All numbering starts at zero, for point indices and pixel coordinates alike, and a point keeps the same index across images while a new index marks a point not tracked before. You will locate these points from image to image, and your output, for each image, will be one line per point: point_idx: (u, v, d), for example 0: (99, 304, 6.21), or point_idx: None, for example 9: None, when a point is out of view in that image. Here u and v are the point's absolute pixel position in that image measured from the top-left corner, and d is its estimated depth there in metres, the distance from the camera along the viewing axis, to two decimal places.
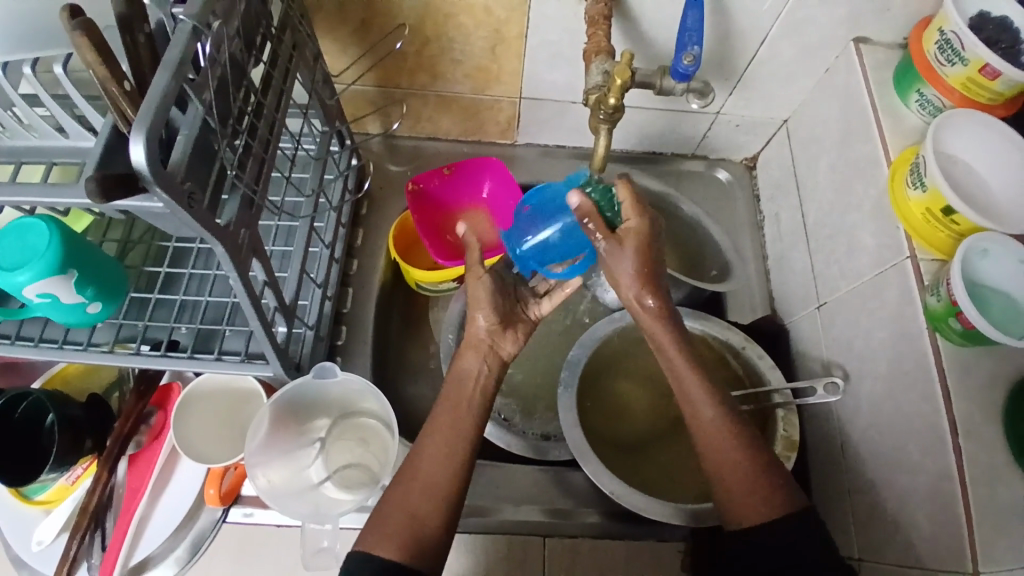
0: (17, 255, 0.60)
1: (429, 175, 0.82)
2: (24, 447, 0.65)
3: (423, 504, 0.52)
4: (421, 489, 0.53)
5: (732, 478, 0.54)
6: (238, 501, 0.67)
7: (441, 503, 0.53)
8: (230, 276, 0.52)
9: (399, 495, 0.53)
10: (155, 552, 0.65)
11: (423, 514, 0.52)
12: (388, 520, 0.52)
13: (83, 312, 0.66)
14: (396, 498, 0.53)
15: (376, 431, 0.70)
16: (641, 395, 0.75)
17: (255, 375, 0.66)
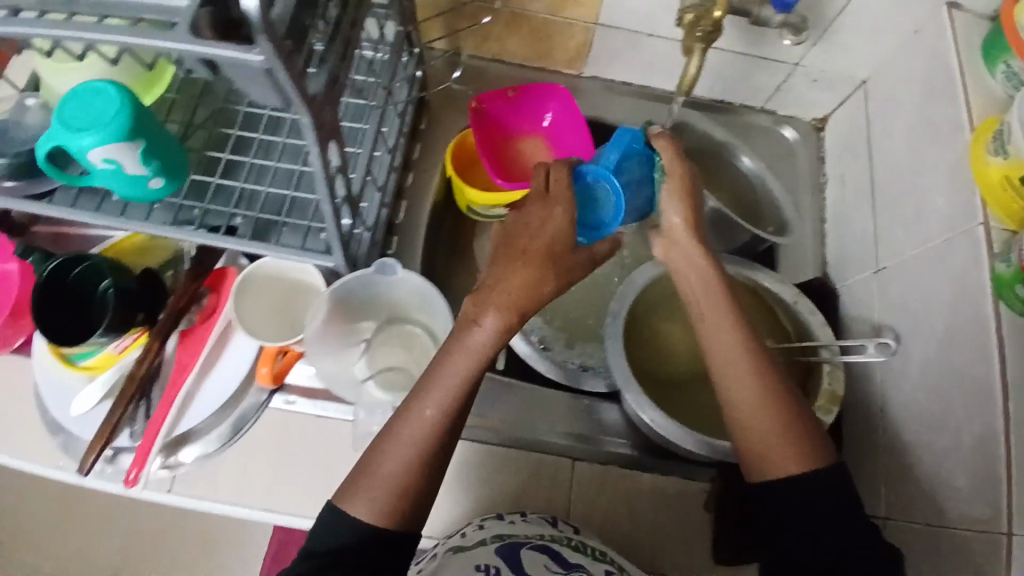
0: (85, 117, 0.60)
1: (493, 95, 0.79)
2: (73, 311, 0.65)
3: (410, 467, 0.53)
4: (411, 446, 0.53)
5: (764, 445, 0.55)
6: (282, 389, 0.69)
7: (423, 472, 0.53)
8: (313, 154, 0.52)
9: (391, 454, 0.53)
10: (198, 427, 0.66)
11: (405, 481, 0.53)
12: (373, 481, 0.53)
13: (145, 187, 0.67)
14: (386, 456, 0.53)
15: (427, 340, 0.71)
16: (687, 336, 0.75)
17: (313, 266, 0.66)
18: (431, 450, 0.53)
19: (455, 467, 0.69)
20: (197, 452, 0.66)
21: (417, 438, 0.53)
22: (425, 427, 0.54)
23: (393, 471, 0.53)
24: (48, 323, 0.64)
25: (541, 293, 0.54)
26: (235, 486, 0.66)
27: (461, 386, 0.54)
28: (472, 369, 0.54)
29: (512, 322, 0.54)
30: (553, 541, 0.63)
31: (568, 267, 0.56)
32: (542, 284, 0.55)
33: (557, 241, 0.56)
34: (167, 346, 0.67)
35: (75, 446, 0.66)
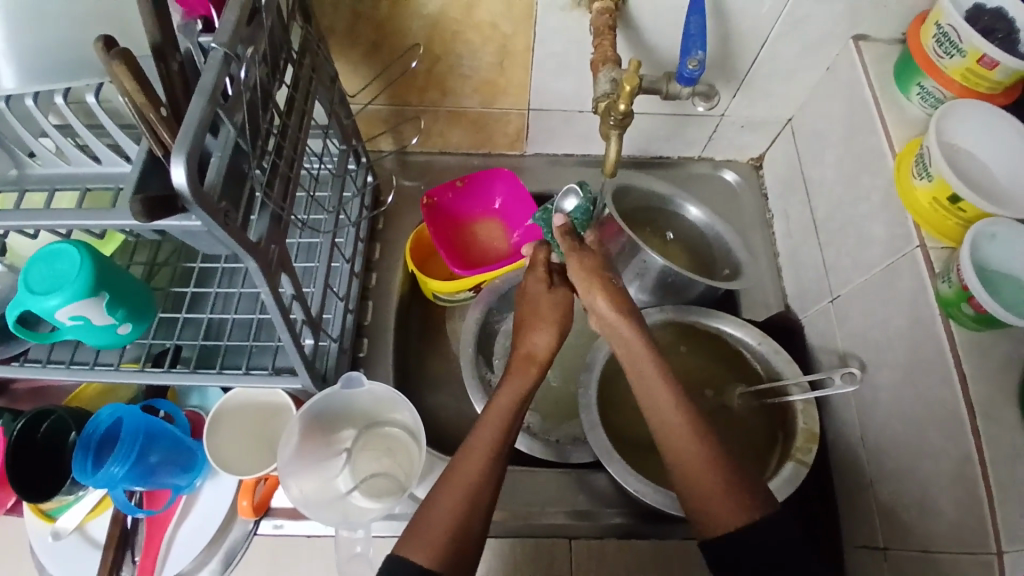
0: (47, 281, 0.61)
1: (442, 188, 0.83)
2: (42, 469, 0.64)
3: (455, 520, 0.51)
4: (457, 504, 0.52)
5: (687, 470, 0.53)
6: (268, 514, 0.69)
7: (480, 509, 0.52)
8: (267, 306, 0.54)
9: (440, 507, 0.52)
10: (185, 569, 0.65)
11: (471, 516, 0.52)
12: (427, 528, 0.51)
13: (113, 333, 0.68)
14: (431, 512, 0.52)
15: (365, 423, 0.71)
16: None
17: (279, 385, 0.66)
18: (477, 500, 0.52)
19: None
20: None
21: (441, 527, 0.51)
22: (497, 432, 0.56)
23: (441, 533, 0.51)
24: (23, 485, 0.62)
25: (564, 319, 0.65)
26: None
27: (505, 430, 0.56)
28: (488, 462, 0.54)
29: (506, 412, 0.57)
30: None
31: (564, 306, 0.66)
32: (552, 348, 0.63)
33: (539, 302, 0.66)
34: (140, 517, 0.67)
35: None
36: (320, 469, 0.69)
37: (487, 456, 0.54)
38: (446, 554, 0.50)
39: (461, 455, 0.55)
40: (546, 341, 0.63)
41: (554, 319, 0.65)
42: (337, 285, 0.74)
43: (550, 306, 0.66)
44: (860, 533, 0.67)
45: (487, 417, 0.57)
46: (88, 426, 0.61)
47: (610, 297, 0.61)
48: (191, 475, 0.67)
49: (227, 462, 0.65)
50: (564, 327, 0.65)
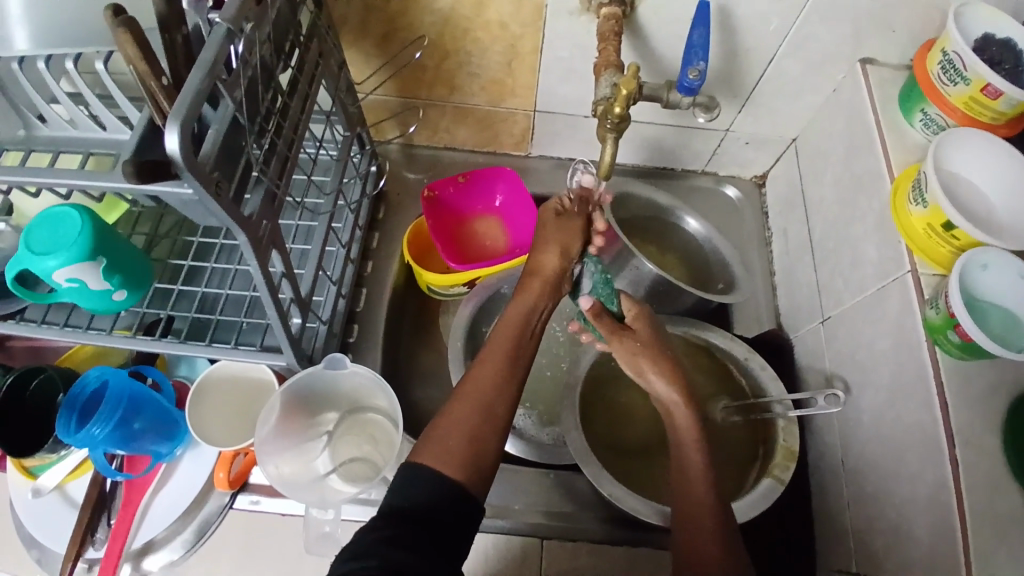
0: (48, 242, 0.63)
1: (444, 183, 0.84)
2: (24, 425, 0.66)
3: (470, 428, 0.55)
4: (476, 408, 0.56)
5: (687, 509, 0.58)
6: (246, 488, 0.69)
7: (487, 434, 0.55)
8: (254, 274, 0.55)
9: (455, 413, 0.56)
10: (158, 536, 0.66)
11: (475, 439, 0.54)
12: (446, 437, 0.54)
13: (109, 299, 0.69)
14: (450, 420, 0.55)
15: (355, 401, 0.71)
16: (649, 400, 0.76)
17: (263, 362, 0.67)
18: (492, 404, 0.57)
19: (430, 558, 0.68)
20: (164, 560, 0.66)
21: (461, 434, 0.54)
22: (492, 373, 0.58)
23: (458, 442, 0.54)
24: (9, 443, 0.64)
25: (574, 235, 0.67)
26: None
27: (517, 333, 0.61)
28: (503, 365, 0.59)
29: (518, 315, 0.62)
30: None
31: (575, 228, 0.67)
32: (564, 264, 0.66)
33: (548, 229, 0.67)
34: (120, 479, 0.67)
35: (48, 559, 0.67)
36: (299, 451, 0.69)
37: (504, 363, 0.59)
38: (466, 461, 0.53)
39: (478, 363, 0.59)
40: (556, 260, 0.65)
41: (569, 243, 0.66)
42: (331, 270, 0.75)
43: (562, 228, 0.67)
44: (835, 555, 0.66)
45: (505, 322, 0.62)
46: (77, 385, 0.64)
47: (667, 376, 0.63)
48: (172, 444, 0.68)
49: (208, 433, 0.65)
50: (577, 247, 0.66)
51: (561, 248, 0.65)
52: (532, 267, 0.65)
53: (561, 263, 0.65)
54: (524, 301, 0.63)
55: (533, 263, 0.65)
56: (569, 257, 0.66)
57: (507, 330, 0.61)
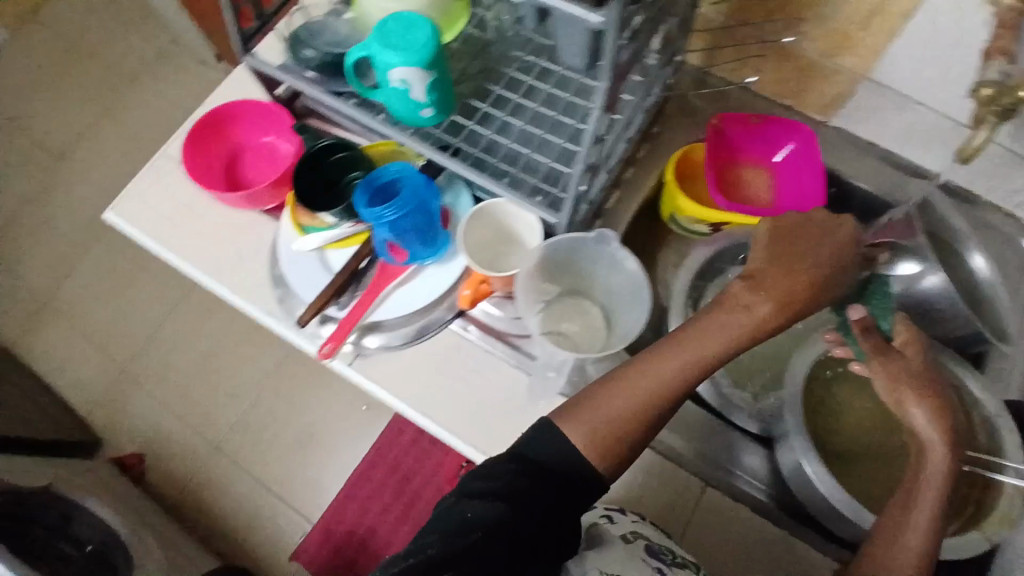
0: (399, 38, 0.70)
1: (735, 118, 0.81)
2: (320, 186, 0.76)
3: (625, 412, 0.59)
4: (636, 404, 0.59)
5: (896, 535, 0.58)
6: (462, 316, 0.77)
7: (632, 431, 0.59)
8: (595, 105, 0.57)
9: (614, 396, 0.60)
10: (387, 321, 0.75)
11: (620, 430, 0.59)
12: (592, 412, 0.59)
13: (418, 112, 0.76)
14: (602, 397, 0.60)
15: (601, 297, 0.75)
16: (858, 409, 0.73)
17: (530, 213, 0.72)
18: (654, 402, 0.60)
19: None
20: (381, 342, 0.75)
21: (615, 418, 0.59)
22: (670, 369, 0.60)
23: (603, 421, 0.59)
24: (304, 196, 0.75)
25: (816, 275, 0.61)
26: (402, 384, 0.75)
27: (713, 347, 0.60)
28: (685, 365, 0.60)
29: (739, 317, 0.61)
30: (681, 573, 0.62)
31: (812, 271, 0.61)
32: (789, 301, 0.60)
33: (784, 253, 0.62)
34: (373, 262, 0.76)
35: (290, 302, 0.76)
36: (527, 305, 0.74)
37: (682, 367, 0.60)
38: (600, 442, 0.58)
39: (658, 350, 0.61)
40: (784, 287, 0.61)
41: (800, 285, 0.61)
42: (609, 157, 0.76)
43: (807, 259, 0.62)
44: None
45: (702, 325, 0.61)
46: (376, 171, 0.72)
47: (929, 408, 0.62)
48: (430, 251, 0.75)
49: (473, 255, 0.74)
50: (811, 290, 0.61)
51: (791, 283, 0.61)
52: (751, 279, 0.62)
53: (795, 290, 0.60)
54: (734, 299, 0.62)
55: (750, 284, 0.62)
56: (799, 290, 0.61)
57: (699, 341, 0.61)
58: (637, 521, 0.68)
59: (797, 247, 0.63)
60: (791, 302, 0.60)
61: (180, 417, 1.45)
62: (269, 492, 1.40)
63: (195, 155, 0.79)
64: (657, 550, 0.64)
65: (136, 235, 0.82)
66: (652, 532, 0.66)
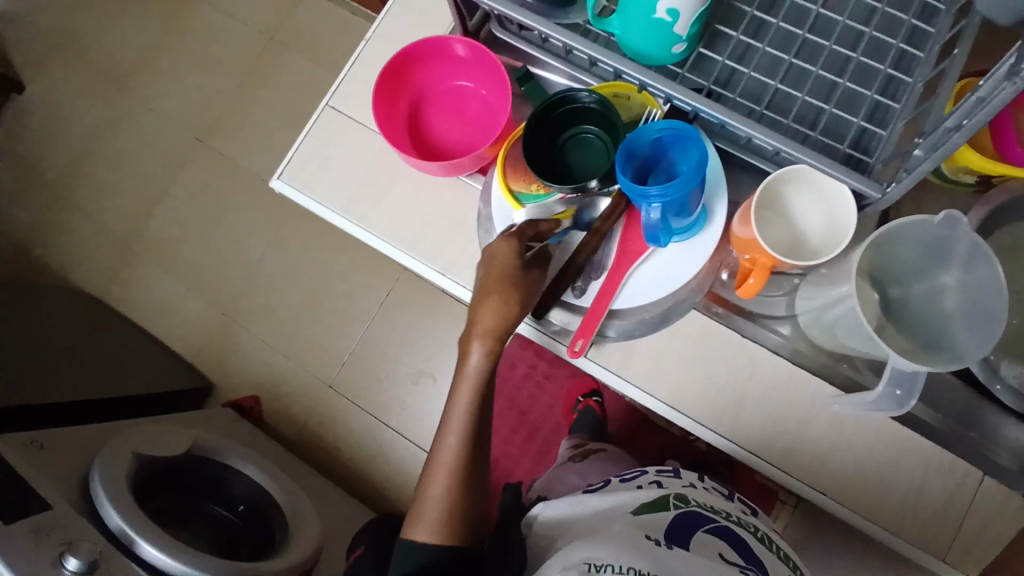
0: None
1: None
2: (547, 145, 0.64)
3: (447, 497, 0.65)
4: (453, 472, 0.66)
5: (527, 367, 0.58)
6: (708, 295, 0.68)
7: (465, 508, 0.66)
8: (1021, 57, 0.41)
9: (433, 484, 0.66)
10: (631, 307, 0.66)
11: (460, 497, 0.66)
12: (423, 512, 0.66)
13: (670, 50, 0.61)
14: (433, 479, 0.66)
15: (901, 304, 0.63)
16: None
17: (842, 185, 0.58)
18: (464, 473, 0.66)
19: (869, 436, 0.66)
20: (622, 329, 0.67)
21: (442, 506, 0.65)
22: (452, 454, 0.66)
23: (438, 500, 0.66)
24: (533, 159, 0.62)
25: (512, 265, 0.61)
26: (646, 374, 0.67)
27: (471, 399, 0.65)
28: (471, 406, 0.66)
29: (497, 346, 0.64)
30: (724, 533, 0.60)
31: (525, 280, 0.62)
32: (509, 304, 0.61)
33: (484, 278, 0.62)
34: (613, 237, 0.64)
35: None
36: (823, 291, 0.62)
37: (460, 432, 0.66)
38: (447, 532, 0.65)
39: (450, 408, 0.67)
40: (490, 320, 0.62)
41: (510, 298, 0.61)
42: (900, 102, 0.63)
43: (497, 276, 0.61)
44: None
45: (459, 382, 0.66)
46: (631, 137, 0.58)
47: None
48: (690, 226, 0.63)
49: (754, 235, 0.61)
50: (515, 273, 0.61)
51: (497, 297, 0.61)
52: (479, 289, 0.62)
53: (523, 283, 0.61)
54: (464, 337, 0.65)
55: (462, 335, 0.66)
56: (514, 314, 0.62)
57: (467, 390, 0.66)
58: (690, 486, 0.70)
59: (485, 253, 0.63)
60: (507, 286, 0.61)
61: (292, 357, 1.43)
62: (387, 429, 1.39)
63: (386, 118, 0.65)
64: (708, 506, 0.65)
65: (313, 207, 0.69)
66: (707, 496, 0.68)
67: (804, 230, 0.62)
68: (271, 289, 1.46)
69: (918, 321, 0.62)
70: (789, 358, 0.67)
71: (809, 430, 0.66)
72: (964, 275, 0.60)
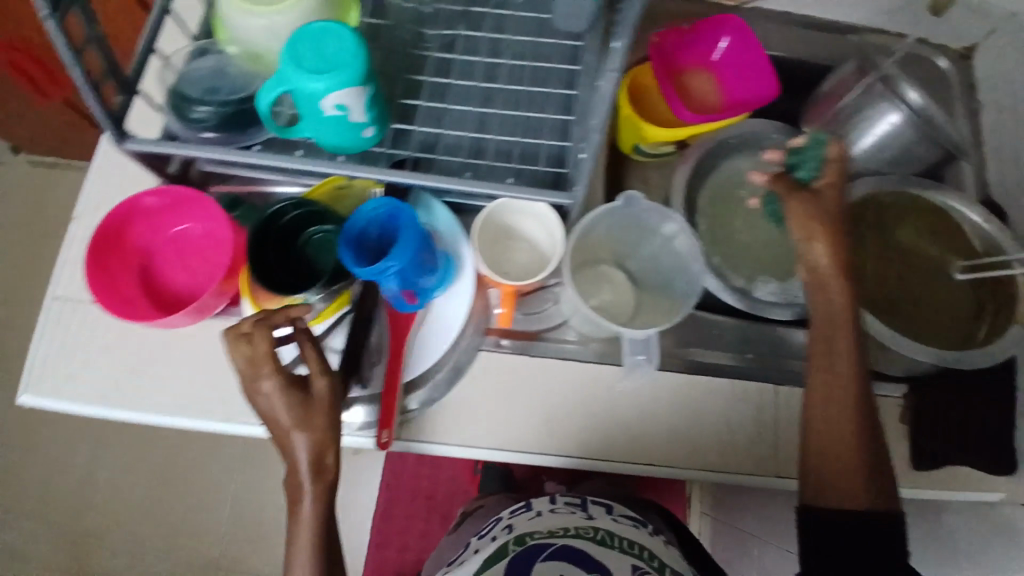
0: (323, 59, 0.58)
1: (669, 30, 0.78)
2: (278, 258, 0.65)
3: None
4: None
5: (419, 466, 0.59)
6: (490, 331, 0.71)
7: None
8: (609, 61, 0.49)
9: None
10: (423, 373, 0.68)
11: None
12: None
13: (359, 134, 0.65)
14: None
15: (642, 275, 0.76)
16: (877, 259, 0.75)
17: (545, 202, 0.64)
18: None
19: (674, 396, 0.72)
20: (424, 396, 0.68)
21: None
22: None
23: None
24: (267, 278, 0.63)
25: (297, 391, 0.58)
26: (461, 428, 0.69)
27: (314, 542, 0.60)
28: (311, 546, 0.60)
29: (326, 479, 0.60)
30: (575, 543, 0.69)
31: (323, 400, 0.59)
32: (317, 432, 0.58)
33: (281, 420, 0.58)
34: (380, 318, 0.67)
35: None
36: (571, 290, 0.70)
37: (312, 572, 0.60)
38: None
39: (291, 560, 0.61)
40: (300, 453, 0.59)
41: (316, 425, 0.58)
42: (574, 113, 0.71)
43: (285, 412, 0.58)
44: None
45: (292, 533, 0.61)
46: (349, 223, 0.60)
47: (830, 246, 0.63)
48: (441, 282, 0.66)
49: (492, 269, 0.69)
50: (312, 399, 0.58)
51: (307, 434, 0.58)
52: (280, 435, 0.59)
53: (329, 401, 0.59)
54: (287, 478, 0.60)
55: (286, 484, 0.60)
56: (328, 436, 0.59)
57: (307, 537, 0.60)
58: (537, 516, 0.76)
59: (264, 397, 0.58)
60: (308, 416, 0.58)
61: None
62: None
63: (108, 296, 0.63)
64: (550, 532, 0.71)
65: (72, 408, 0.67)
66: (554, 518, 0.74)
67: (539, 245, 0.71)
68: (136, 480, 1.40)
69: (661, 278, 0.75)
70: (579, 359, 0.72)
71: (624, 413, 0.71)
72: (679, 220, 0.69)
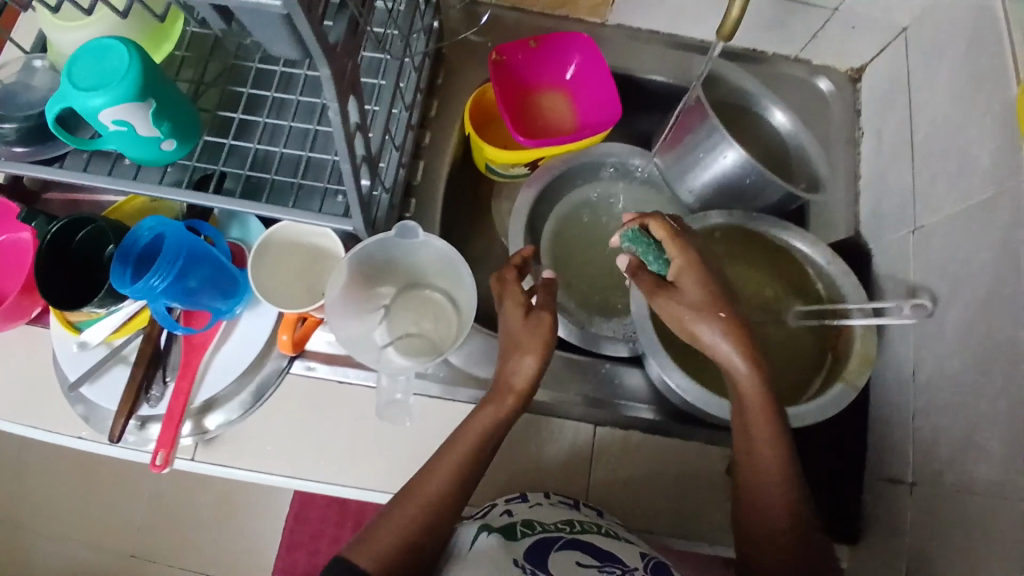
0: (93, 77, 0.56)
1: (514, 46, 0.75)
2: (74, 274, 0.64)
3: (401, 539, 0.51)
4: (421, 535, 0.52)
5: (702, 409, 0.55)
6: (302, 355, 0.70)
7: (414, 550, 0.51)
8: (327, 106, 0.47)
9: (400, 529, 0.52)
10: (221, 394, 0.67)
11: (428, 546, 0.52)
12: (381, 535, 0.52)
13: (157, 148, 0.64)
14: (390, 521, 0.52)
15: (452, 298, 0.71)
16: None
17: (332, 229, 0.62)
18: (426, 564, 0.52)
19: None
20: (222, 419, 0.67)
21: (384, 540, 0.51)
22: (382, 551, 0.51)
23: (389, 542, 0.51)
24: (56, 294, 0.62)
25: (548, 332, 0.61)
26: (257, 453, 0.67)
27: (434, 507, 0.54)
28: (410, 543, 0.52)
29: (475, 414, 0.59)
30: (587, 536, 0.56)
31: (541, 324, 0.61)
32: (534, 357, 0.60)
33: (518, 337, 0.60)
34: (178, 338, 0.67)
35: (97, 416, 0.67)
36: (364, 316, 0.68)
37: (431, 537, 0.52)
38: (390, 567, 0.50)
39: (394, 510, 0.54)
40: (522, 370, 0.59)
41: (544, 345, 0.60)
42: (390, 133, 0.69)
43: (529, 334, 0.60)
44: (889, 463, 0.66)
45: (418, 500, 0.54)
46: (127, 239, 0.60)
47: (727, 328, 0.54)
48: (234, 302, 0.67)
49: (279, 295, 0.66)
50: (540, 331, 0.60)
51: (532, 351, 0.60)
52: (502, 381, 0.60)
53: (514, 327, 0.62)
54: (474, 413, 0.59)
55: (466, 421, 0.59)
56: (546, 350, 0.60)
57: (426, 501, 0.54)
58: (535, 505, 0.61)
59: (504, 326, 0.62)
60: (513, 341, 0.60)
61: (83, 543, 1.33)
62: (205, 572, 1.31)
63: None
64: (552, 527, 0.57)
65: None
66: (558, 509, 0.61)
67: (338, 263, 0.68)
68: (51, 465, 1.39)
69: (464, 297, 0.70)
70: None
71: (432, 448, 0.68)
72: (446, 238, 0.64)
